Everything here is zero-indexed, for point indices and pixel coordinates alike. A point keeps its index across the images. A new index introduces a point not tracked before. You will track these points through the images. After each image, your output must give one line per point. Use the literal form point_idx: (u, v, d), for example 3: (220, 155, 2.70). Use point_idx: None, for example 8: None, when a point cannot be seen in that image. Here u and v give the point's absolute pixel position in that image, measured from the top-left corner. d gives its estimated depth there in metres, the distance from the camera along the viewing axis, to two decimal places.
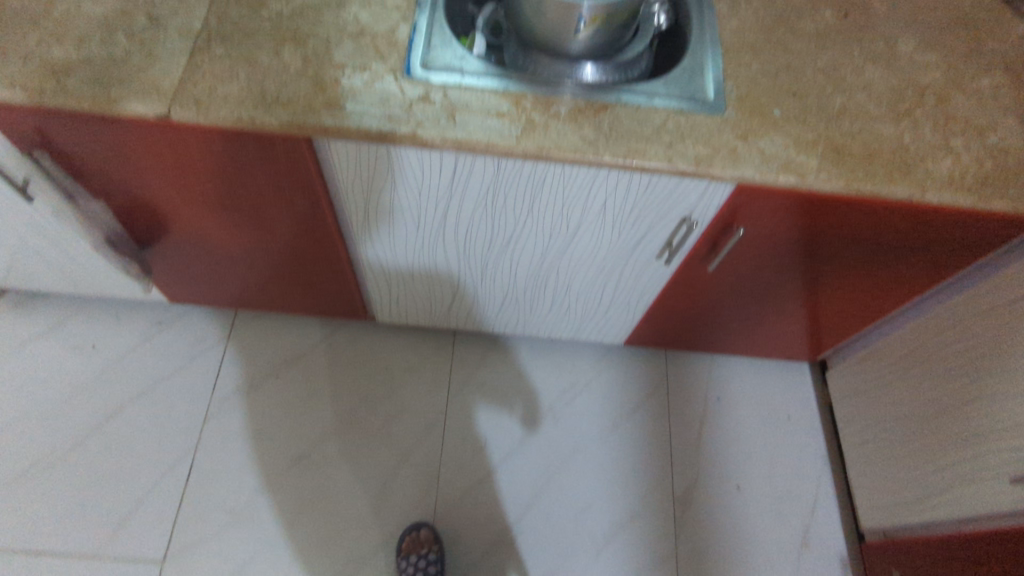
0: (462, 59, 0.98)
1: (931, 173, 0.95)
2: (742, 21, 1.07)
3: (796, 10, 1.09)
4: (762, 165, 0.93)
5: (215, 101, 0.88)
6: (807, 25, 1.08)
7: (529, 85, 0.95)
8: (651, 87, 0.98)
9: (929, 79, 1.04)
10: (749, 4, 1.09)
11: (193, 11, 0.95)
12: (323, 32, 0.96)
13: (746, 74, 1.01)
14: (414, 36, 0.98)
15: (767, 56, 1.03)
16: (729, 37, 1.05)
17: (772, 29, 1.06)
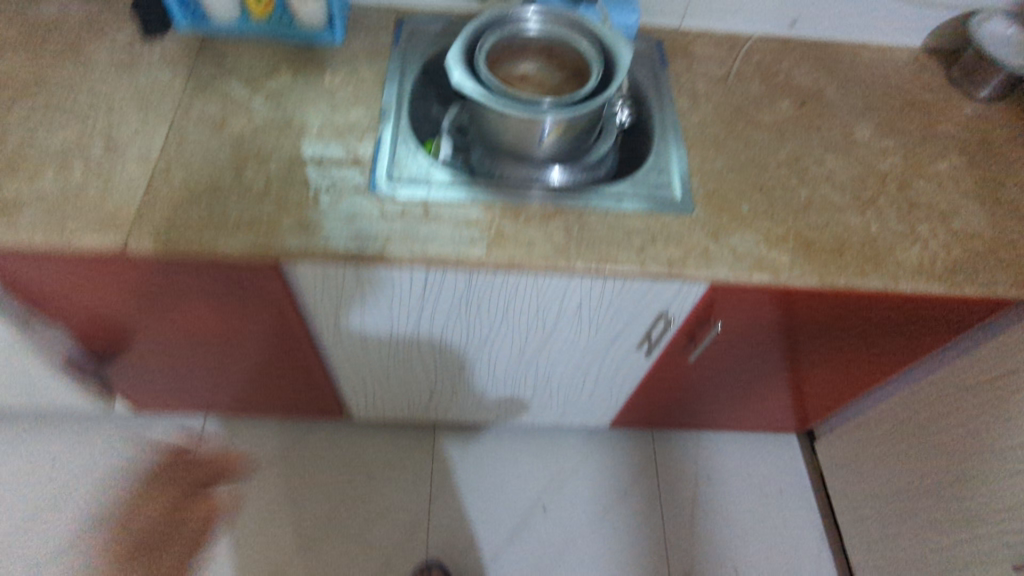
0: (428, 170, 0.97)
1: (901, 263, 0.95)
2: (703, 116, 1.08)
3: (755, 102, 1.11)
4: (735, 265, 0.92)
5: (175, 230, 0.86)
6: (766, 116, 1.10)
7: (497, 194, 0.95)
8: (617, 189, 0.98)
9: (889, 166, 1.06)
10: (709, 98, 1.11)
11: (151, 136, 0.94)
12: (286, 150, 0.95)
13: (712, 170, 1.02)
14: (379, 149, 0.97)
15: (731, 150, 1.04)
16: (692, 133, 1.06)
17: (733, 122, 1.08)
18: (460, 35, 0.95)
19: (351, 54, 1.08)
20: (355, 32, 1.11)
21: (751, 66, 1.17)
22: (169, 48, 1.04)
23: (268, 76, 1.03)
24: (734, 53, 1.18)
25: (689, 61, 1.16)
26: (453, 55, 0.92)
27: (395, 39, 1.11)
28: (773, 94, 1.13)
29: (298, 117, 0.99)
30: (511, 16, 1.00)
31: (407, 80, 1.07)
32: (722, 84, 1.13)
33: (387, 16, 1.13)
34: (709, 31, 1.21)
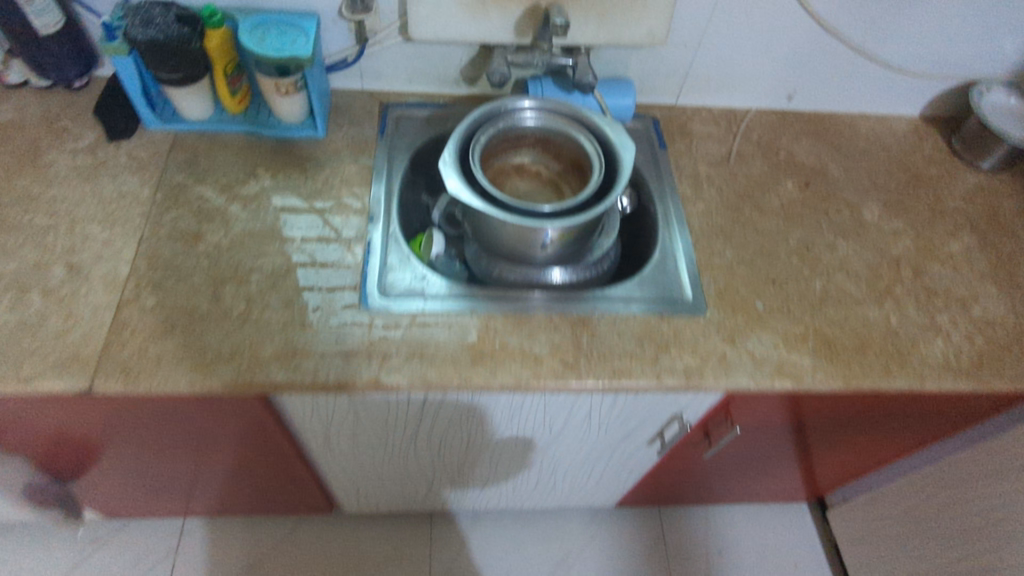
0: (423, 279, 0.90)
1: (926, 360, 0.90)
2: (707, 203, 1.03)
3: (758, 184, 1.07)
4: (755, 372, 0.87)
5: (147, 365, 0.78)
6: (772, 200, 1.05)
7: (498, 303, 0.88)
8: (625, 291, 0.92)
9: (901, 250, 1.02)
10: (711, 183, 1.06)
11: (118, 255, 0.86)
12: (267, 264, 0.87)
13: (721, 264, 0.97)
14: (369, 256, 0.90)
15: (739, 240, 1.00)
16: (697, 223, 1.01)
17: (739, 209, 1.03)
18: (453, 133, 0.89)
19: (334, 149, 1.01)
20: (337, 123, 1.04)
21: (751, 145, 1.13)
22: (137, 151, 0.96)
23: (245, 178, 0.96)
24: (734, 131, 1.14)
25: (687, 141, 1.11)
26: (446, 157, 0.86)
27: (381, 129, 1.05)
28: (777, 175, 1.09)
29: (279, 224, 0.92)
30: (505, 108, 0.94)
31: (396, 177, 1.01)
32: (723, 166, 1.09)
33: (371, 105, 1.07)
34: (706, 107, 1.17)
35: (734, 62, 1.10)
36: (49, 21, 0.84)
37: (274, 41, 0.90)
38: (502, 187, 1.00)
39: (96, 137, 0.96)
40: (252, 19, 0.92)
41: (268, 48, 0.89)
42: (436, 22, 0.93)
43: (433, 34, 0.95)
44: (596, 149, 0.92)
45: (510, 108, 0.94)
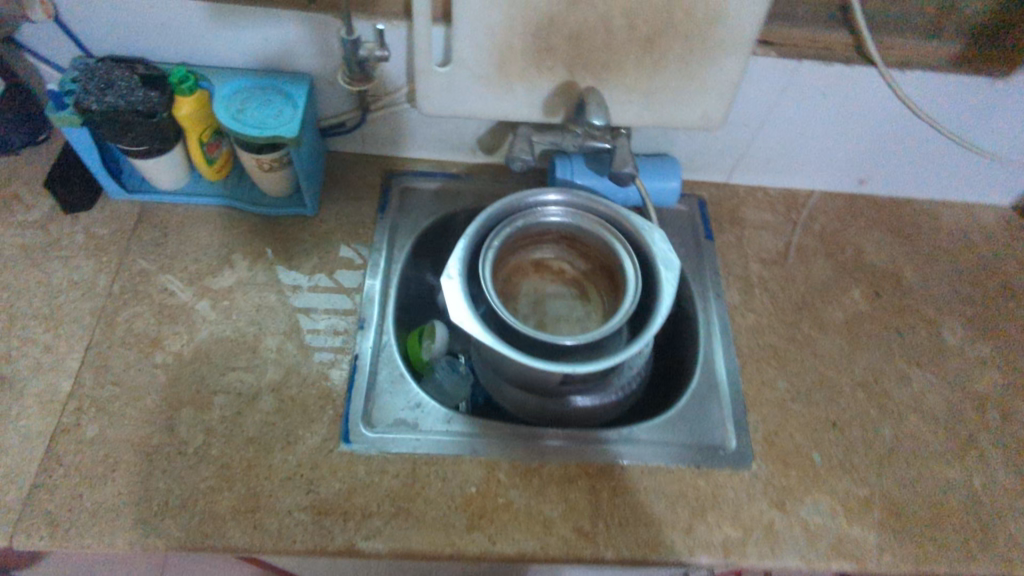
0: (418, 407, 0.77)
1: (1016, 539, 0.75)
2: (759, 314, 0.88)
3: (820, 291, 0.91)
4: (809, 549, 0.72)
5: (78, 518, 0.65)
6: (835, 314, 0.89)
7: (504, 445, 0.74)
8: (653, 433, 0.78)
9: (987, 385, 0.86)
10: (764, 288, 0.90)
11: (60, 365, 0.73)
12: (233, 383, 0.74)
13: (774, 398, 0.81)
14: (355, 376, 0.76)
15: (794, 366, 0.84)
16: (745, 340, 0.85)
17: (796, 323, 0.88)
18: (461, 237, 0.74)
19: (324, 230, 0.87)
20: (331, 197, 0.90)
21: (813, 238, 0.96)
22: (96, 228, 0.82)
23: (218, 266, 0.82)
24: (793, 219, 0.98)
25: (738, 231, 0.95)
26: (452, 270, 0.71)
27: (381, 206, 0.90)
28: (842, 280, 0.92)
29: (253, 328, 0.78)
30: (526, 202, 0.78)
31: (395, 269, 0.86)
32: (779, 265, 0.92)
33: (372, 174, 0.93)
34: (762, 187, 1.00)
35: (802, 143, 0.92)
36: None
37: (255, 115, 0.75)
38: (520, 289, 0.85)
39: (51, 208, 0.83)
40: (234, 84, 0.77)
41: (246, 123, 0.74)
42: (451, 96, 0.78)
43: (445, 109, 0.80)
44: (630, 261, 0.75)
45: (533, 204, 0.78)
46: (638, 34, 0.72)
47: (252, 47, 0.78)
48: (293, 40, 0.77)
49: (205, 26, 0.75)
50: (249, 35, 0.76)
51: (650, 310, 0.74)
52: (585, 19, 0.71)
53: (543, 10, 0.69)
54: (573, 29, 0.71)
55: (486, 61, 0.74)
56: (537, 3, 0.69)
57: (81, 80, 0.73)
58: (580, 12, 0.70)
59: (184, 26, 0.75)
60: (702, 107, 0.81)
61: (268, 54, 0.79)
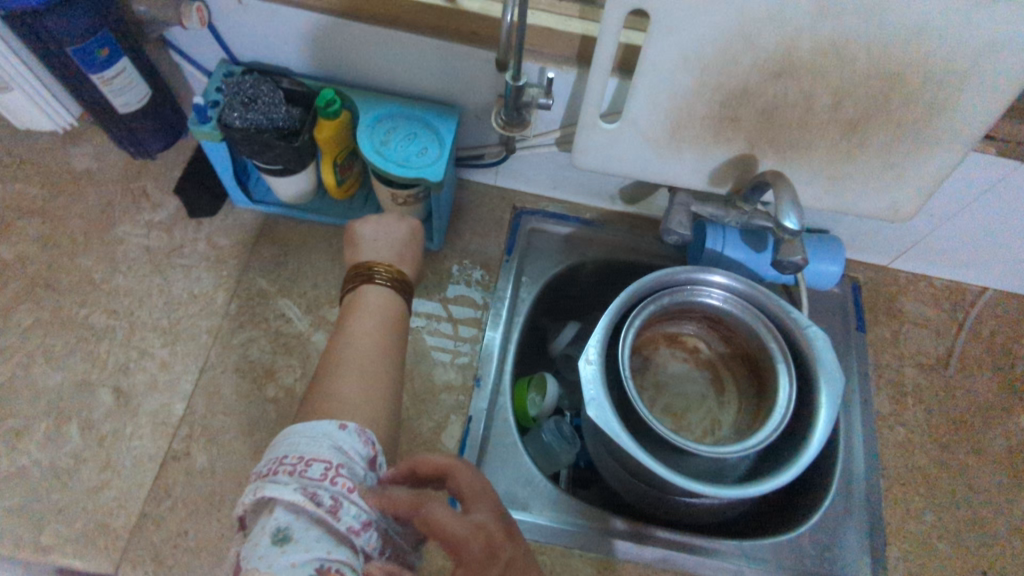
0: (528, 484, 0.71)
1: None
2: (910, 430, 0.79)
3: (982, 411, 0.81)
4: None
5: (180, 558, 0.62)
6: (997, 442, 0.79)
7: (615, 543, 0.69)
8: (778, 551, 0.71)
9: None
10: (918, 398, 0.81)
11: (174, 385, 0.71)
12: None
13: (917, 532, 0.73)
14: (467, 442, 0.71)
15: (943, 497, 0.75)
16: (891, 459, 0.77)
17: (951, 446, 0.78)
18: (602, 315, 0.68)
19: (447, 268, 0.82)
20: (457, 232, 0.84)
21: (980, 346, 0.85)
22: (219, 237, 0.79)
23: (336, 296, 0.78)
24: (958, 320, 0.87)
25: (894, 326, 0.85)
26: (590, 355, 0.66)
27: (508, 248, 0.84)
28: (1010, 401, 0.82)
29: None
30: (676, 279, 0.71)
31: (517, 321, 0.81)
32: (937, 373, 0.83)
33: (502, 210, 0.87)
34: (925, 278, 0.89)
35: (991, 241, 0.80)
36: (134, 97, 0.71)
37: (400, 150, 0.70)
38: (648, 363, 0.78)
39: (178, 210, 0.80)
40: (382, 111, 0.72)
41: (389, 159, 0.69)
42: (610, 153, 0.71)
43: (600, 163, 0.72)
44: (785, 370, 0.67)
45: (684, 282, 0.71)
46: (843, 116, 0.63)
47: (404, 72, 0.72)
48: (450, 73, 0.70)
49: (363, 48, 0.69)
50: (405, 61, 0.70)
51: (798, 429, 0.67)
52: (786, 95, 0.62)
53: (740, 80, 0.61)
54: (768, 102, 0.63)
55: (660, 123, 0.67)
56: (737, 72, 0.61)
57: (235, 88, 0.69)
58: (782, 86, 0.61)
59: (340, 45, 0.69)
60: (892, 199, 0.71)
61: (421, 83, 0.73)
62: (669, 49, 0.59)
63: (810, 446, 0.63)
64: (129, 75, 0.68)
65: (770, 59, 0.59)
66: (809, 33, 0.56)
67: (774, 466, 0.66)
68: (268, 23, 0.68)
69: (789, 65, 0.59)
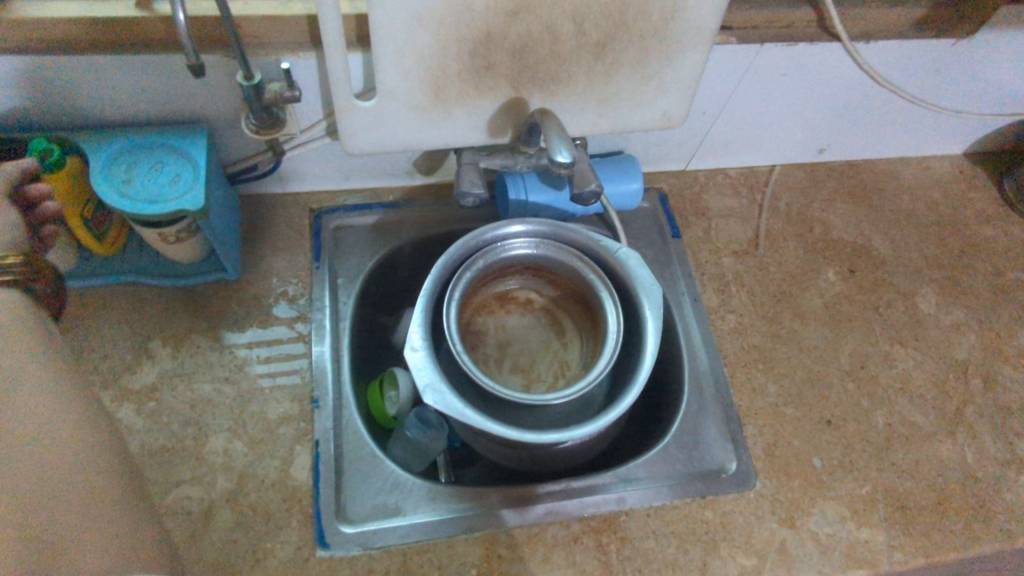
0: (396, 487, 0.68)
1: (1014, 508, 0.74)
2: (740, 314, 0.84)
3: (794, 278, 0.87)
4: (824, 566, 0.69)
5: None
6: (813, 302, 0.86)
7: (499, 512, 0.68)
8: (649, 467, 0.73)
9: (967, 352, 0.84)
10: (740, 283, 0.86)
11: None
12: (180, 500, 0.64)
13: (766, 406, 0.78)
14: (320, 468, 0.67)
15: (780, 366, 0.81)
16: (729, 346, 0.81)
17: (776, 317, 0.84)
18: (417, 297, 0.65)
19: (254, 294, 0.76)
20: (256, 252, 0.78)
21: (780, 220, 0.92)
22: None
23: (134, 360, 0.70)
24: (757, 201, 0.93)
25: (704, 224, 0.90)
26: (415, 341, 0.64)
27: (315, 255, 0.79)
28: (815, 262, 0.89)
29: (191, 430, 0.67)
30: (483, 240, 0.69)
31: (345, 327, 0.76)
32: (750, 255, 0.88)
33: (298, 216, 0.81)
34: (721, 170, 0.94)
35: (762, 123, 0.86)
36: None
37: (147, 186, 0.62)
38: (486, 328, 0.77)
39: None
40: (117, 148, 0.64)
41: (136, 198, 0.61)
42: (379, 132, 0.67)
43: (375, 145, 0.69)
44: (607, 296, 0.68)
45: (492, 241, 0.69)
46: (588, 40, 0.63)
47: (128, 101, 0.64)
48: (181, 89, 0.63)
49: (68, 85, 0.61)
50: (124, 88, 0.62)
51: (634, 350, 0.68)
52: (528, 31, 0.61)
53: (479, 27, 0.60)
54: (514, 43, 0.62)
55: (418, 88, 0.64)
56: (472, 20, 0.59)
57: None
58: (521, 24, 0.60)
59: (41, 88, 0.61)
60: (661, 108, 0.73)
61: (155, 108, 0.65)
62: (394, 12, 0.56)
63: (644, 361, 0.64)
64: None
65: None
66: None
67: (620, 391, 0.67)
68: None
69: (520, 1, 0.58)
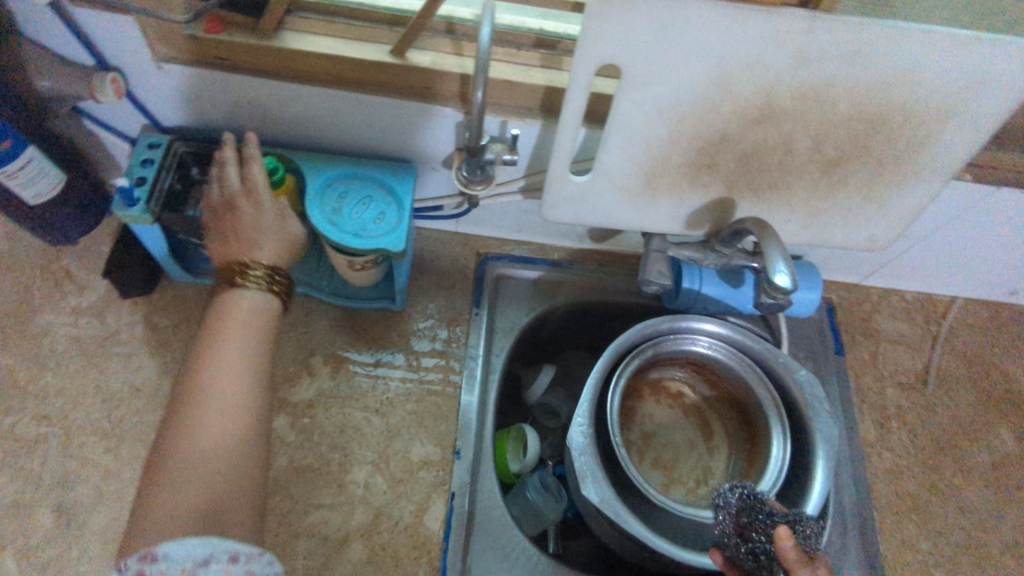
0: (521, 560, 0.66)
1: None
2: (897, 455, 0.78)
3: (962, 426, 0.81)
4: None
5: None
6: (981, 459, 0.79)
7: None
8: None
9: None
10: (902, 420, 0.80)
11: (122, 492, 0.64)
12: (318, 525, 0.65)
13: (915, 562, 0.72)
14: (453, 522, 0.66)
15: (935, 522, 0.75)
16: (881, 486, 0.76)
17: (936, 466, 0.78)
18: (589, 374, 0.64)
19: (413, 329, 0.76)
20: (421, 287, 0.79)
21: (955, 358, 0.85)
22: (158, 316, 0.72)
23: (296, 373, 0.72)
24: (932, 333, 0.87)
25: (871, 346, 0.85)
26: (580, 419, 0.62)
27: (475, 300, 0.79)
28: (988, 414, 0.82)
29: (338, 455, 0.68)
30: (659, 329, 0.69)
31: (493, 378, 0.75)
32: (917, 391, 0.82)
33: (465, 257, 0.82)
34: (897, 292, 0.89)
35: (963, 258, 0.81)
36: (45, 186, 0.64)
37: (352, 218, 0.64)
38: (633, 413, 0.75)
39: (109, 292, 0.73)
40: (330, 176, 0.67)
41: (343, 228, 0.63)
42: (581, 206, 0.66)
43: (570, 216, 0.68)
44: (778, 428, 0.66)
45: (667, 332, 0.69)
46: (822, 156, 0.61)
47: (354, 131, 0.67)
48: (405, 129, 0.66)
49: (307, 108, 0.64)
50: (355, 121, 0.65)
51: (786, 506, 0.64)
52: (765, 138, 0.59)
53: (716, 127, 0.58)
54: (747, 148, 0.60)
55: (633, 174, 0.63)
56: (715, 119, 0.57)
57: (187, 154, 0.67)
58: (762, 131, 0.58)
59: (280, 107, 0.64)
60: (870, 231, 0.69)
61: (375, 142, 0.68)
62: (641, 102, 0.56)
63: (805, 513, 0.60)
64: (36, 163, 0.61)
65: (749, 106, 0.56)
66: (788, 78, 0.54)
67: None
68: (181, 82, 0.62)
69: (769, 110, 0.57)
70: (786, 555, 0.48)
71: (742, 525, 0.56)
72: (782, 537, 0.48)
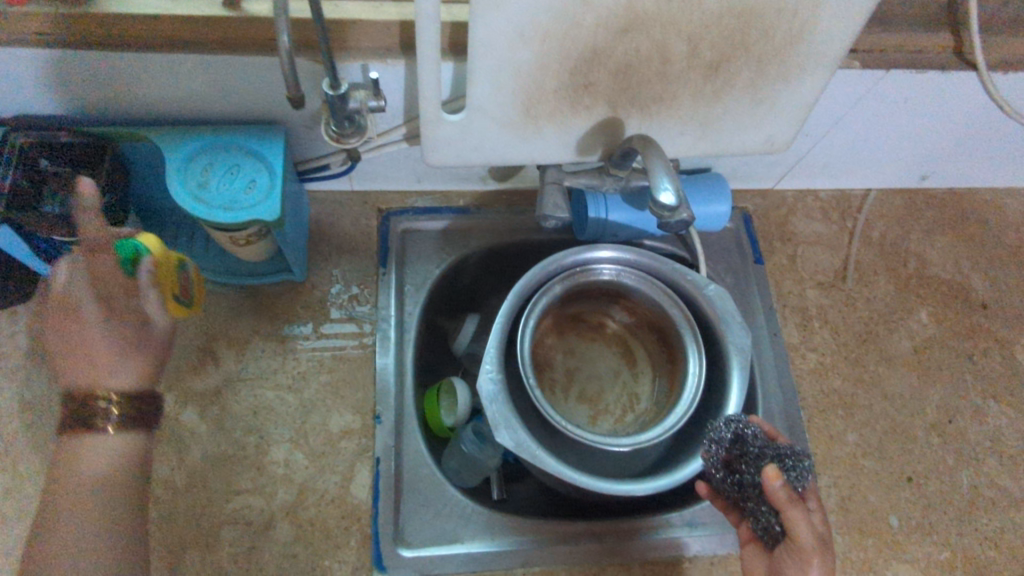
0: (456, 513, 0.66)
1: None
2: (821, 354, 0.79)
3: (882, 317, 0.81)
4: None
5: None
6: (901, 346, 0.80)
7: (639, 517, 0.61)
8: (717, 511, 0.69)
9: None
10: (823, 319, 0.81)
11: (28, 509, 0.62)
12: (240, 510, 0.63)
13: (843, 455, 0.74)
14: (380, 487, 0.65)
15: (861, 413, 0.76)
16: (808, 387, 0.77)
17: (859, 360, 0.79)
18: (494, 321, 0.62)
19: (319, 297, 0.73)
20: (322, 253, 0.76)
21: (872, 250, 0.85)
22: (42, 323, 0.68)
23: (199, 361, 0.69)
24: (849, 229, 0.86)
25: (790, 250, 0.84)
26: (488, 368, 0.61)
27: (382, 259, 0.76)
28: (907, 301, 0.83)
29: (253, 438, 0.66)
30: (564, 264, 0.67)
31: (409, 337, 0.73)
32: (837, 288, 0.83)
33: (366, 216, 0.78)
34: (812, 192, 0.88)
35: (869, 148, 0.80)
36: None
37: (220, 190, 0.60)
38: (555, 352, 0.74)
39: None
40: (191, 149, 0.62)
41: (212, 204, 0.59)
42: (464, 146, 0.63)
43: (455, 158, 0.65)
44: (693, 346, 0.66)
45: (572, 266, 0.67)
46: (700, 61, 0.58)
47: (208, 96, 0.62)
48: (262, 87, 0.61)
49: (149, 78, 0.59)
50: (205, 85, 0.60)
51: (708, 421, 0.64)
52: (637, 49, 0.56)
53: (583, 43, 0.55)
54: (620, 62, 0.57)
55: (509, 105, 0.59)
56: (580, 35, 0.54)
57: (29, 145, 0.60)
58: (632, 42, 0.55)
59: (120, 81, 0.59)
60: (766, 133, 0.67)
61: (236, 106, 0.63)
62: (498, 26, 0.52)
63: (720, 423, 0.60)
64: None
65: (612, 16, 0.53)
66: None
67: (686, 456, 0.64)
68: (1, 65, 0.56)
69: (633, 19, 0.53)
70: (776, 494, 0.50)
71: (733, 458, 0.57)
72: (771, 478, 0.50)
